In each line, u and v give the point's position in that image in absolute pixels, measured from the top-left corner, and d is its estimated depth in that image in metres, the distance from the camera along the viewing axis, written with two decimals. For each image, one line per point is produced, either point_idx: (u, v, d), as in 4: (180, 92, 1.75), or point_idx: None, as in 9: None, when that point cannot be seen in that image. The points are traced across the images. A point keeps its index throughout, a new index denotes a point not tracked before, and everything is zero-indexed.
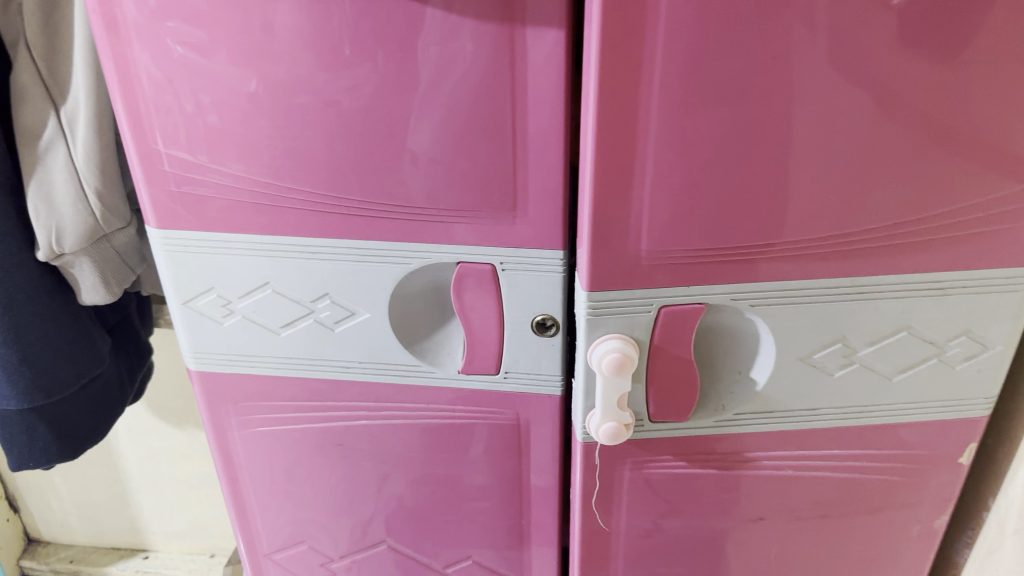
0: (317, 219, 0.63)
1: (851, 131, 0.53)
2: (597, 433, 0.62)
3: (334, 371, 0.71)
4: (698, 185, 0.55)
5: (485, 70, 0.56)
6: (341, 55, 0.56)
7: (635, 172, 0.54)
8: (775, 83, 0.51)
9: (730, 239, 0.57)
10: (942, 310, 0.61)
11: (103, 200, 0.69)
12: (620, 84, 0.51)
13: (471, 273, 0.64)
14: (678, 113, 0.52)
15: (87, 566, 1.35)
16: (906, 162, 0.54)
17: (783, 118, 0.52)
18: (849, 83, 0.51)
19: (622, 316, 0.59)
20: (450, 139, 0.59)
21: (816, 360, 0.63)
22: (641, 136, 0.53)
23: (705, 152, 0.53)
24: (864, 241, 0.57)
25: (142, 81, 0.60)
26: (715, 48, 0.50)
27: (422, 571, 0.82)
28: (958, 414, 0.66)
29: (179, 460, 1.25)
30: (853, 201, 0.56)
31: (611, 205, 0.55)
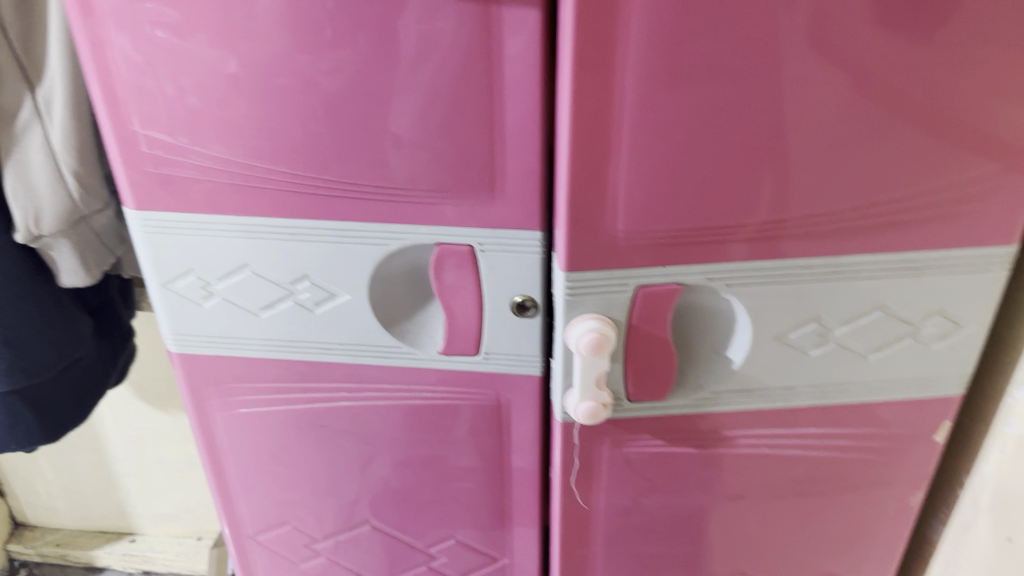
0: (296, 200, 0.63)
1: (827, 111, 0.53)
2: (576, 413, 0.63)
3: (315, 352, 0.71)
4: (675, 165, 0.55)
5: (463, 50, 0.56)
6: (319, 36, 0.56)
7: (612, 153, 0.55)
8: (752, 63, 0.51)
9: (707, 219, 0.57)
10: (917, 289, 0.61)
11: (81, 182, 0.68)
12: (597, 63, 0.51)
13: (450, 254, 0.64)
14: (655, 93, 0.52)
15: (74, 550, 1.35)
16: (882, 142, 0.55)
17: (759, 98, 0.53)
18: (826, 62, 0.52)
19: (600, 296, 0.60)
20: (428, 120, 0.59)
21: (792, 339, 0.63)
22: (617, 117, 0.53)
23: (682, 133, 0.54)
24: (840, 221, 0.58)
25: (121, 64, 0.60)
26: (690, 28, 0.50)
27: (405, 551, 0.83)
28: (933, 392, 0.67)
29: (165, 443, 1.25)
30: (829, 181, 0.56)
31: (588, 186, 0.56)
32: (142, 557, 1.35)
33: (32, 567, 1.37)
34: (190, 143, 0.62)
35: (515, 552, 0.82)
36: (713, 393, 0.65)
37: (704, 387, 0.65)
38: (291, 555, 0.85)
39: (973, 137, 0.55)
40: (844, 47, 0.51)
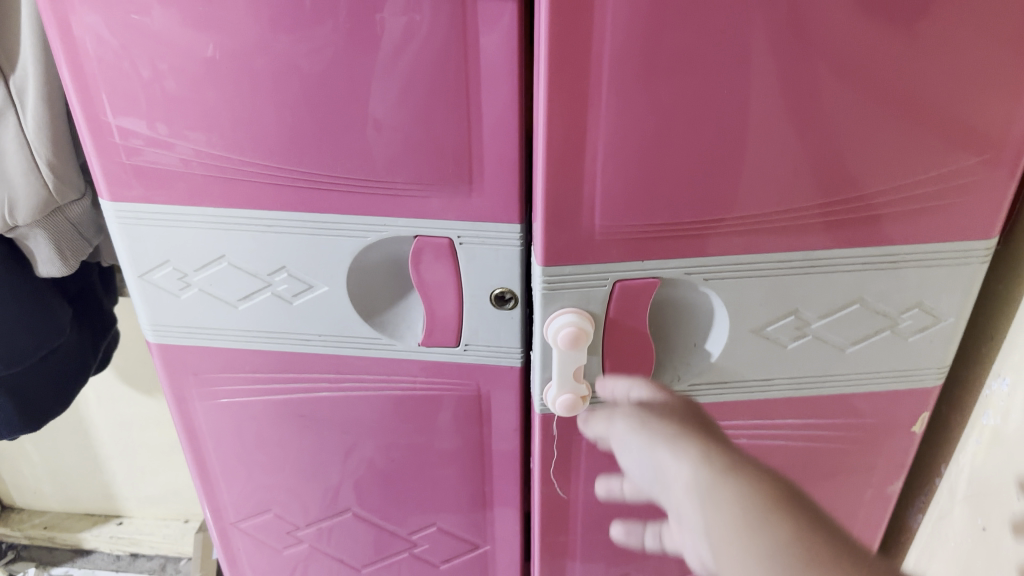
0: (272, 192, 0.63)
1: (806, 105, 0.53)
2: (554, 405, 0.63)
3: (294, 343, 0.70)
4: (652, 159, 0.54)
5: (439, 42, 0.55)
6: (295, 26, 0.55)
7: (589, 147, 0.54)
8: (730, 57, 0.51)
9: (685, 213, 0.57)
10: (895, 282, 0.61)
11: (56, 172, 0.67)
12: (573, 57, 0.51)
13: (429, 246, 0.64)
14: (631, 87, 0.52)
15: (60, 533, 1.36)
16: (861, 136, 0.54)
17: (737, 92, 0.52)
18: (805, 56, 0.51)
19: (578, 290, 0.59)
20: (404, 112, 0.58)
21: (770, 332, 0.63)
22: (594, 111, 0.53)
23: (660, 127, 0.53)
24: (818, 215, 0.58)
25: (91, 53, 0.59)
26: (666, 22, 0.49)
27: (387, 537, 0.83)
28: (911, 384, 0.67)
29: (150, 427, 1.25)
30: (807, 175, 0.56)
31: (564, 180, 0.55)
32: (129, 540, 1.35)
33: (19, 550, 1.38)
34: (166, 135, 0.61)
35: (496, 540, 0.83)
36: (689, 384, 0.66)
37: (681, 379, 0.66)
38: (273, 542, 0.86)
39: (951, 131, 0.55)
40: (822, 41, 0.51)
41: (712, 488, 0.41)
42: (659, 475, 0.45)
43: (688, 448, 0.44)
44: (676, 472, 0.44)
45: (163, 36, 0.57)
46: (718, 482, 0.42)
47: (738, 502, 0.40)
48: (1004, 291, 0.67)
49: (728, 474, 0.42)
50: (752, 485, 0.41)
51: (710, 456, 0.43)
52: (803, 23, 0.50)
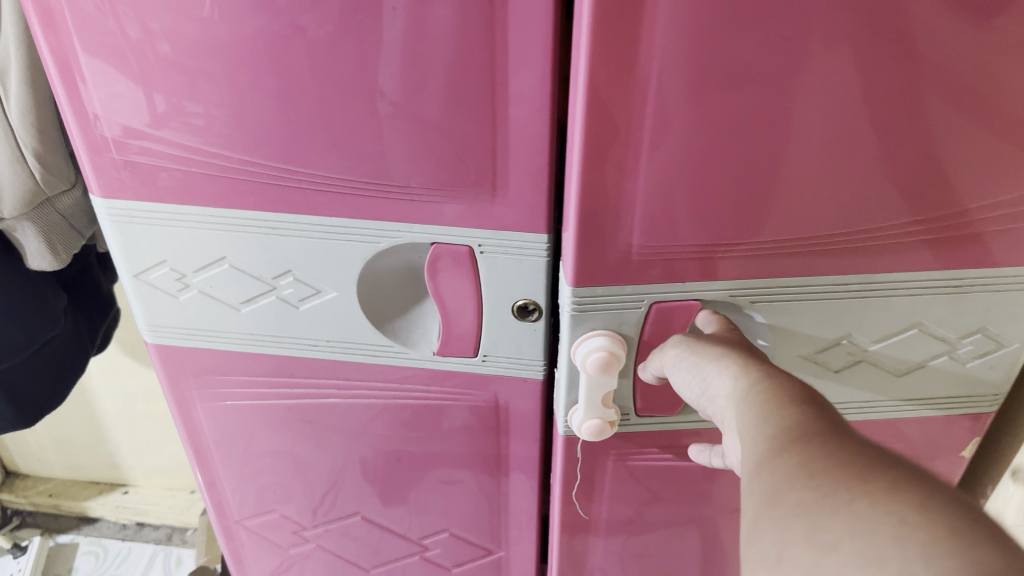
0: (278, 193, 0.57)
1: (878, 119, 0.47)
2: (579, 429, 0.58)
3: (301, 348, 0.66)
4: (698, 175, 0.49)
5: (464, 37, 0.49)
6: (300, 14, 0.49)
7: (629, 161, 0.48)
8: (791, 66, 0.44)
9: (731, 232, 0.51)
10: (958, 307, 0.56)
11: (44, 162, 0.62)
12: (615, 64, 0.45)
13: (446, 254, 0.59)
14: (679, 98, 0.46)
15: (65, 500, 1.33)
16: (935, 154, 0.48)
17: (799, 105, 0.46)
18: (878, 66, 0.45)
19: (609, 310, 0.55)
20: (423, 112, 0.52)
21: (818, 357, 0.58)
22: (636, 124, 0.47)
23: (708, 140, 0.47)
24: (880, 238, 0.52)
25: (74, 33, 0.53)
26: (722, 27, 0.43)
27: (398, 541, 0.80)
28: (967, 410, 0.62)
29: (156, 400, 1.21)
30: (872, 196, 0.50)
31: (601, 196, 0.50)
32: (134, 509, 1.33)
33: (24, 517, 1.36)
34: (160, 130, 0.56)
35: (511, 546, 0.79)
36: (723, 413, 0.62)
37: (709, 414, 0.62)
38: (279, 541, 0.82)
39: None
40: (901, 51, 0.44)
41: (741, 389, 0.43)
42: (703, 389, 0.46)
43: (732, 363, 0.45)
44: (715, 381, 0.45)
45: (153, 22, 0.51)
46: (749, 385, 0.42)
47: (759, 398, 0.41)
48: None
49: (758, 378, 0.42)
50: (776, 384, 0.41)
51: (748, 368, 0.44)
52: (879, 30, 0.43)
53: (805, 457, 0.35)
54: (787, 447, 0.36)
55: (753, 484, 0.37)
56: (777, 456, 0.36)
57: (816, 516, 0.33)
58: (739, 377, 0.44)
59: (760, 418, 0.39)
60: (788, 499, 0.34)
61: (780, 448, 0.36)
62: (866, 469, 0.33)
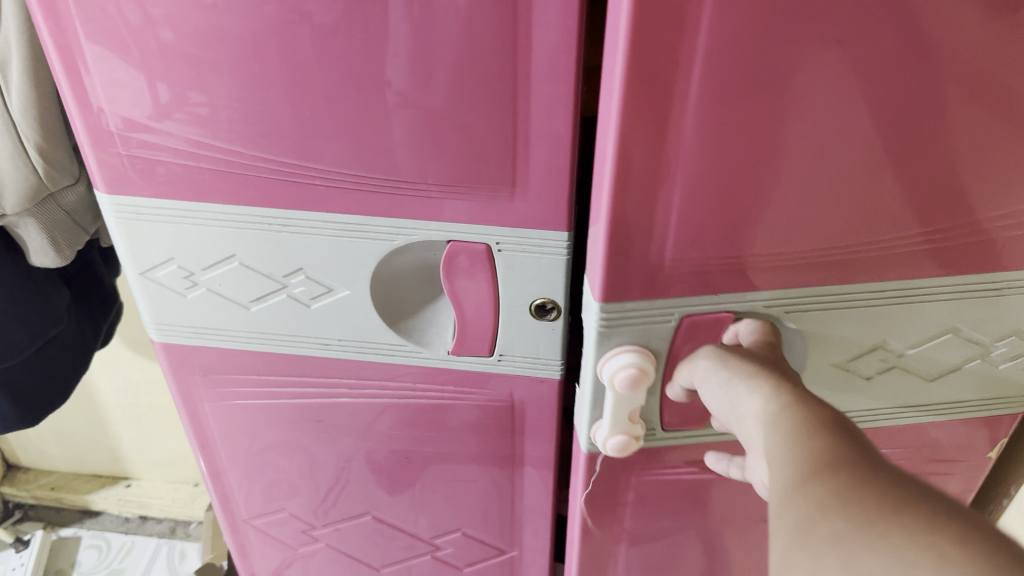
0: (289, 188, 0.56)
1: (918, 127, 0.45)
2: (605, 446, 0.57)
3: (312, 348, 0.64)
4: (732, 186, 0.47)
5: (483, 27, 0.47)
6: (307, 1, 0.47)
7: (663, 171, 0.46)
8: (833, 70, 0.42)
9: (763, 243, 0.49)
10: (994, 311, 0.54)
11: (46, 156, 0.60)
12: (651, 70, 0.42)
13: (463, 252, 0.57)
14: (717, 104, 0.43)
15: (68, 494, 1.32)
16: (976, 162, 0.46)
17: (839, 116, 0.44)
18: (923, 74, 0.43)
19: (638, 325, 0.53)
20: (440, 105, 0.50)
21: (851, 365, 0.57)
22: (672, 133, 0.45)
23: (743, 149, 0.45)
24: (915, 244, 0.50)
25: (76, 22, 0.51)
26: (764, 31, 0.41)
27: (409, 540, 0.78)
28: (998, 411, 0.61)
29: (160, 394, 1.20)
30: (907, 202, 0.48)
31: (634, 208, 0.48)
32: (137, 503, 1.31)
33: (27, 509, 1.34)
34: (167, 123, 0.54)
35: (524, 545, 0.78)
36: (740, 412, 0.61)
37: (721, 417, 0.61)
38: (288, 540, 0.81)
39: None
40: (948, 54, 0.42)
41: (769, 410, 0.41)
42: (728, 407, 0.44)
43: (769, 386, 0.42)
44: (741, 399, 0.43)
45: (154, 9, 0.49)
46: (777, 407, 0.40)
47: (788, 419, 0.39)
48: None
49: (786, 400, 0.40)
50: (807, 408, 0.40)
51: (777, 389, 0.42)
52: (926, 38, 0.41)
53: (834, 483, 0.34)
54: (816, 471, 0.35)
55: (779, 511, 0.35)
56: (805, 480, 0.35)
57: (850, 547, 0.31)
58: (772, 400, 0.41)
59: (787, 440, 0.38)
60: (818, 528, 0.32)
61: (809, 474, 0.35)
62: (902, 503, 0.32)
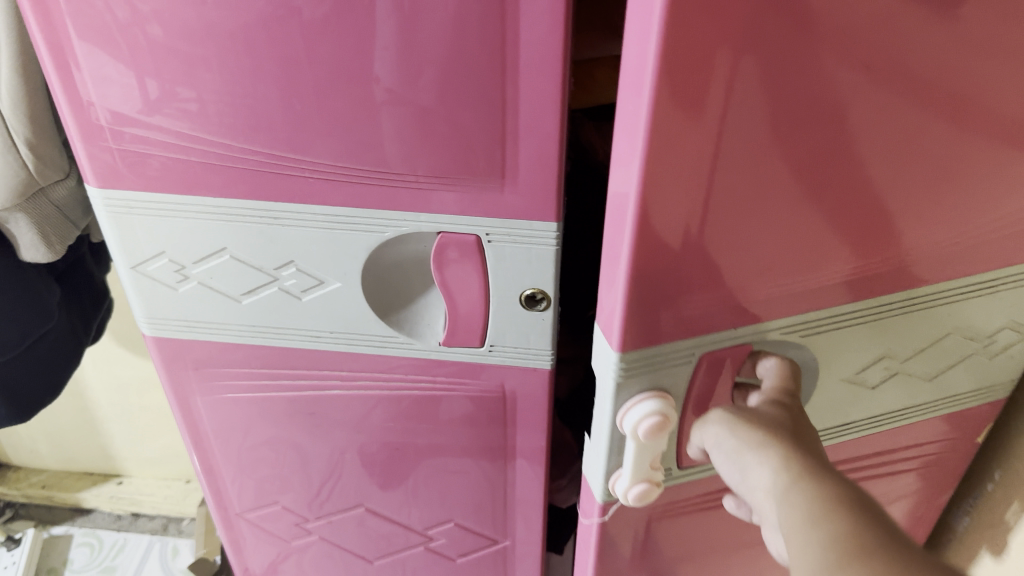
0: (279, 181, 0.56)
1: (904, 155, 0.47)
2: (630, 493, 0.58)
3: (304, 340, 0.65)
4: (733, 235, 0.48)
5: (471, 21, 0.47)
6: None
7: (671, 227, 0.46)
8: (821, 112, 0.44)
9: (755, 282, 0.51)
10: (987, 307, 0.59)
11: (36, 151, 0.60)
12: (664, 132, 0.42)
13: (453, 243, 0.57)
14: (723, 158, 0.44)
15: (59, 492, 1.32)
16: (954, 178, 0.50)
17: (825, 154, 0.46)
18: (903, 108, 0.45)
19: (658, 372, 0.53)
20: (429, 99, 0.51)
21: (857, 378, 0.60)
22: (682, 189, 0.45)
23: (745, 198, 0.46)
24: (890, 261, 0.53)
25: (63, 17, 0.51)
26: (764, 82, 0.42)
27: (401, 532, 0.79)
28: (979, 396, 0.67)
29: (151, 391, 1.19)
30: (880, 223, 0.50)
31: (645, 267, 0.47)
32: (129, 500, 1.31)
33: (18, 508, 1.34)
34: (155, 116, 0.54)
35: (516, 535, 0.78)
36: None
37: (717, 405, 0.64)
38: (281, 534, 0.81)
39: None
40: (920, 83, 0.44)
41: (787, 489, 0.45)
42: (744, 480, 0.48)
43: (774, 453, 0.47)
44: (756, 474, 0.47)
45: (142, 4, 0.49)
46: (793, 485, 0.45)
47: (807, 501, 0.43)
48: None
49: (803, 477, 0.45)
50: (821, 488, 0.44)
51: (790, 462, 0.46)
52: (907, 73, 0.44)
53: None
54: (851, 562, 0.40)
55: None
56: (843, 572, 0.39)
57: None
58: (779, 471, 0.46)
59: (813, 527, 0.42)
60: None
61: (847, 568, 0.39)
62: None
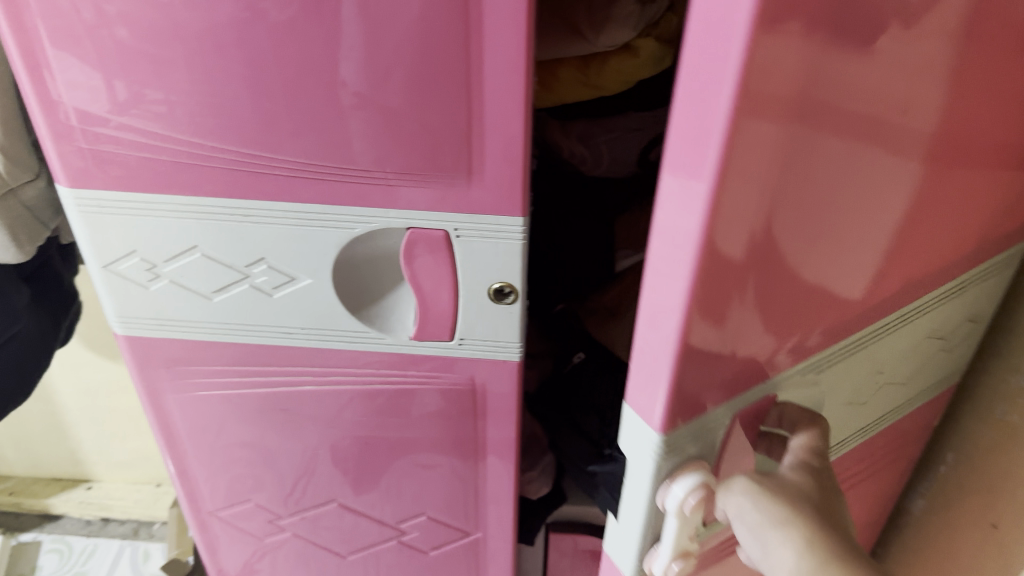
0: (249, 180, 0.57)
1: (893, 183, 0.47)
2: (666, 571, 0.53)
3: (275, 336, 0.66)
4: (762, 295, 0.45)
5: (437, 23, 0.49)
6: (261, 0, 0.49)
7: (716, 309, 0.42)
8: (838, 159, 0.42)
9: (772, 335, 0.48)
10: (955, 305, 0.63)
11: (5, 151, 0.61)
12: (723, 212, 0.38)
13: (423, 239, 0.59)
14: (765, 224, 0.41)
15: (27, 499, 1.31)
16: (927, 192, 0.50)
17: (838, 199, 0.44)
18: (897, 137, 0.44)
19: (694, 446, 0.49)
20: (397, 99, 0.52)
21: (856, 397, 0.61)
22: (730, 266, 0.41)
23: (775, 259, 0.43)
24: (874, 281, 0.53)
25: (32, 19, 0.51)
26: (804, 140, 0.39)
27: (374, 527, 0.80)
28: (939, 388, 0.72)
29: (121, 395, 1.19)
30: (872, 251, 0.50)
31: (690, 352, 0.43)
32: (98, 505, 1.31)
33: None
34: (125, 116, 0.55)
35: (488, 527, 0.80)
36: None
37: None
38: (254, 531, 0.82)
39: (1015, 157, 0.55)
40: (910, 110, 0.43)
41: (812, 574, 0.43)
42: (764, 554, 0.46)
43: (799, 532, 0.44)
44: (776, 551, 0.45)
45: (109, 6, 0.50)
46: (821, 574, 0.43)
47: None
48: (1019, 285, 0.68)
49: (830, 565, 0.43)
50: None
51: (816, 546, 0.44)
52: (903, 104, 0.43)
53: None
54: None
55: None
56: None
57: None
58: (804, 553, 0.44)
59: None
60: None
61: None
62: None
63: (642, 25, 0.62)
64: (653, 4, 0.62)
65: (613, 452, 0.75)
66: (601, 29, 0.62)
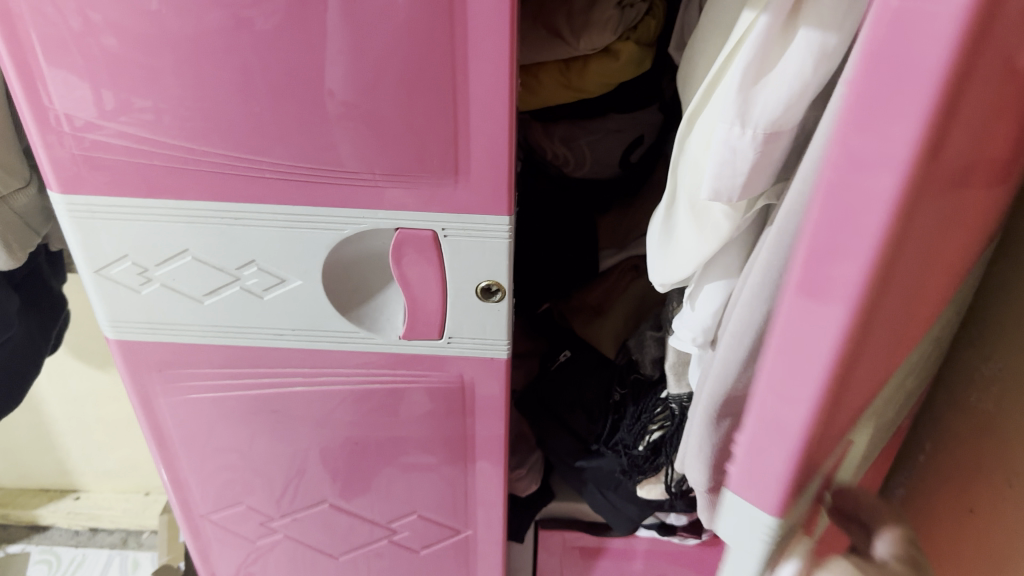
0: (239, 184, 0.58)
1: (962, 224, 0.41)
2: None
3: (265, 338, 0.67)
4: (867, 371, 0.37)
5: (421, 28, 0.50)
6: (247, 9, 0.50)
7: (837, 400, 0.35)
8: (954, 205, 0.35)
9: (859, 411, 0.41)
10: (957, 303, 0.61)
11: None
12: (878, 295, 0.30)
13: (411, 239, 0.60)
14: (894, 294, 0.33)
15: (15, 510, 1.30)
16: (977, 222, 0.45)
17: (937, 250, 0.37)
18: (986, 175, 0.38)
19: (796, 522, 0.40)
20: (383, 102, 0.54)
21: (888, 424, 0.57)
22: (861, 350, 0.33)
23: (886, 330, 0.36)
24: (924, 318, 0.47)
25: (20, 28, 0.52)
26: (942, 194, 0.31)
27: (365, 526, 0.81)
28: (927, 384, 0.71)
29: (108, 404, 1.19)
30: (931, 295, 0.44)
31: (810, 451, 0.35)
32: (86, 515, 1.31)
33: None
34: (113, 123, 0.56)
35: (479, 525, 0.81)
36: (684, 408, 0.70)
37: (668, 397, 0.71)
38: (245, 533, 0.83)
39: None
40: (1002, 143, 0.38)
41: None
42: None
43: None
44: None
45: (95, 14, 0.51)
46: None
47: None
48: (997, 280, 0.69)
49: None
50: None
51: None
52: (1002, 138, 0.37)
53: None
54: None
55: None
56: None
57: None
58: None
59: None
60: None
61: None
62: None
63: (620, 31, 0.64)
64: (631, 9, 0.63)
65: (600, 448, 0.78)
66: (580, 33, 0.63)
